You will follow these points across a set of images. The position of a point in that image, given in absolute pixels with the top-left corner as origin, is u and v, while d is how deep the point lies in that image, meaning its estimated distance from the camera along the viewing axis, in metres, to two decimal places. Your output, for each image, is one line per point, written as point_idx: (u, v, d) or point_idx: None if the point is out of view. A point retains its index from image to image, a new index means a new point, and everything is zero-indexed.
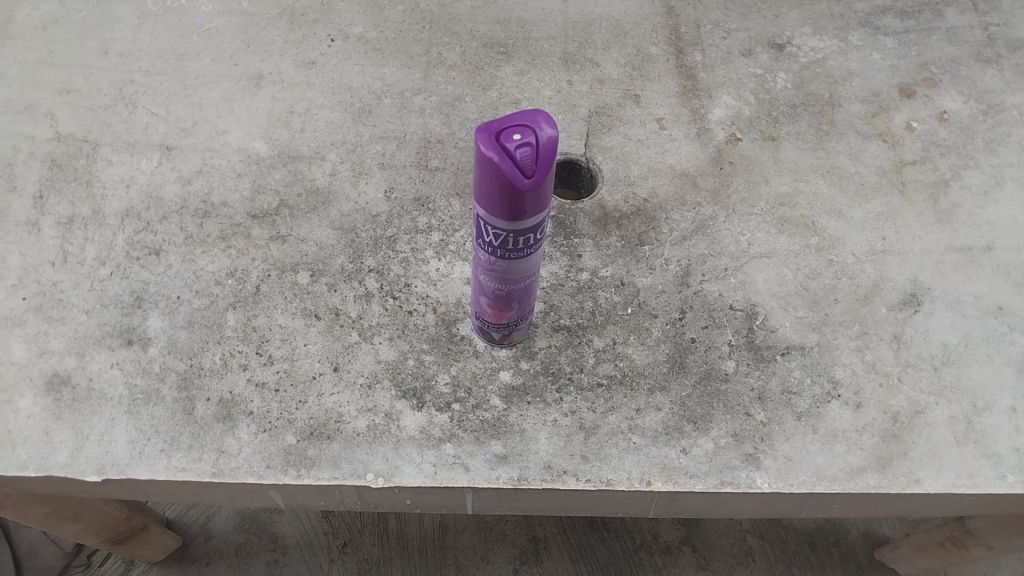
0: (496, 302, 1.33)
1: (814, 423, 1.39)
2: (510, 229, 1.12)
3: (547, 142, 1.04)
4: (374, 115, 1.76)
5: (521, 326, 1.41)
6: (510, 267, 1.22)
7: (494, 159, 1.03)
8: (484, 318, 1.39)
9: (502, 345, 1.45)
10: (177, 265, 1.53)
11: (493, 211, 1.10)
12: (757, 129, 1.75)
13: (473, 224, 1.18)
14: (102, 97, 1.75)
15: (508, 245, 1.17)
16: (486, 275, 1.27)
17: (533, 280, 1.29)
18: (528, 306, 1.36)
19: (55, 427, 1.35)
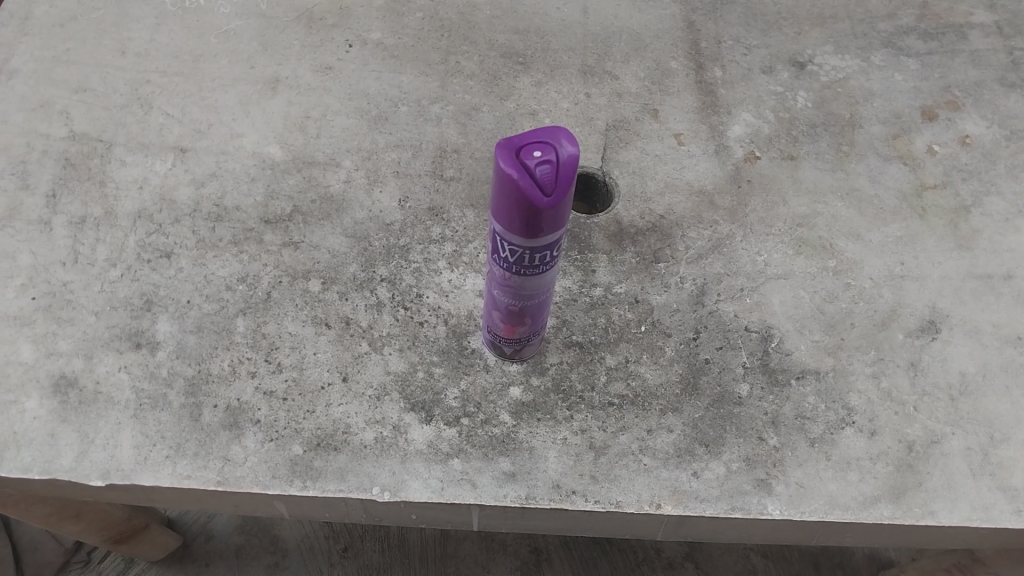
0: (509, 317, 1.31)
1: (828, 450, 1.37)
2: (527, 246, 1.11)
3: (567, 160, 1.02)
4: (390, 122, 1.74)
5: (533, 342, 1.39)
6: (524, 283, 1.20)
7: (513, 176, 1.01)
8: (496, 332, 1.37)
9: (512, 360, 1.44)
10: (187, 268, 1.52)
11: (511, 227, 1.08)
12: (776, 148, 1.73)
13: (490, 239, 1.17)
14: (117, 96, 1.74)
15: (524, 262, 1.15)
16: (500, 290, 1.25)
17: (547, 297, 1.27)
18: (541, 322, 1.34)
19: (60, 430, 1.34)
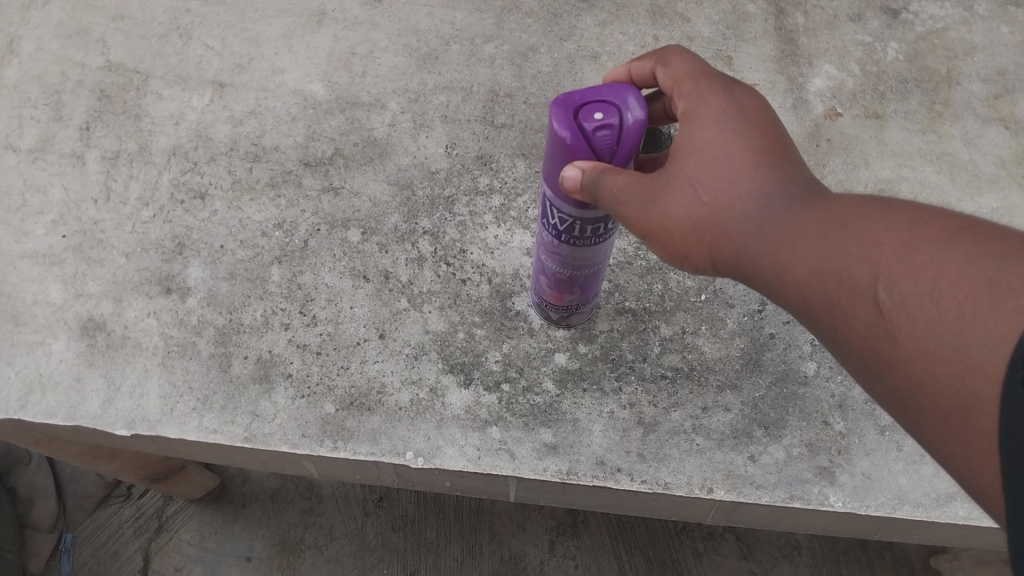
0: (557, 285, 1.21)
1: (899, 439, 1.26)
2: (581, 215, 1.00)
3: (632, 125, 0.90)
4: (440, 62, 1.63)
5: (582, 311, 1.29)
6: (575, 254, 1.10)
7: (568, 139, 0.90)
8: (542, 298, 1.28)
9: (558, 326, 1.34)
10: (222, 211, 1.44)
11: (562, 192, 0.97)
12: (861, 105, 1.57)
13: (540, 202, 1.07)
14: (156, 24, 1.65)
15: (575, 232, 1.04)
16: (549, 257, 1.15)
17: (600, 269, 1.17)
18: (591, 292, 1.24)
19: (87, 375, 1.29)
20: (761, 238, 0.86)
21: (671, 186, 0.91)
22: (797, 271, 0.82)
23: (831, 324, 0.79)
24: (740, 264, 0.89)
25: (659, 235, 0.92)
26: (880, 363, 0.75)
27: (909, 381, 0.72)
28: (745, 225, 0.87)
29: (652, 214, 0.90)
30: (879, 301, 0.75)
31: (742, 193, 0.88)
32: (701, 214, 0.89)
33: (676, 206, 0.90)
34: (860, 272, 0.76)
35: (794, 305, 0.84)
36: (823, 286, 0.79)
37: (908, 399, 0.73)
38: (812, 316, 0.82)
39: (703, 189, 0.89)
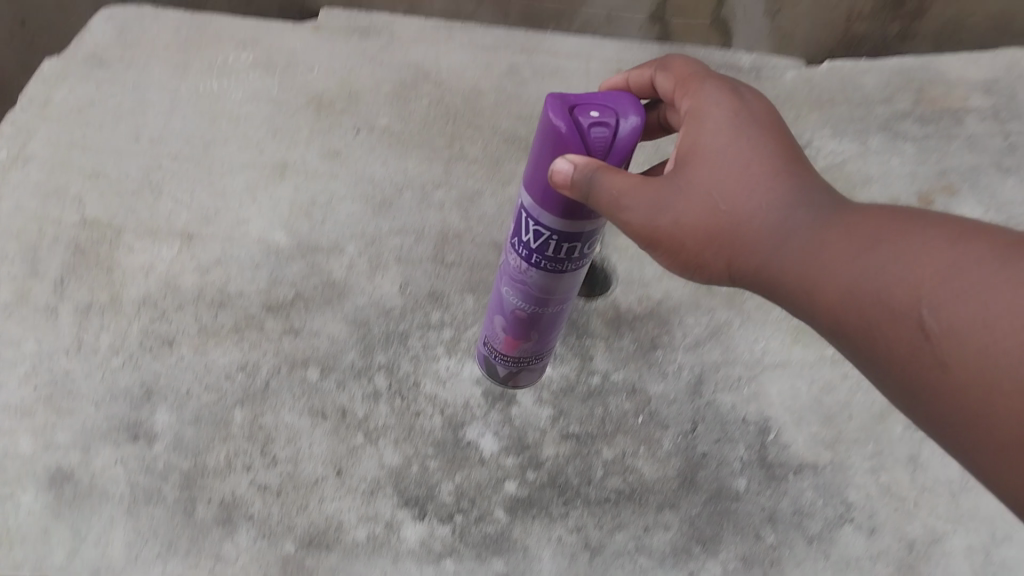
0: (515, 328, 1.34)
1: (827, 549, 1.34)
2: (555, 227, 1.13)
3: (628, 130, 1.06)
4: (393, 207, 1.78)
5: (532, 367, 1.44)
6: (545, 281, 1.22)
7: (562, 130, 1.05)
8: (495, 346, 1.42)
9: (504, 383, 1.49)
10: (188, 356, 1.54)
11: (535, 175, 1.10)
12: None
13: (516, 222, 1.19)
14: (129, 181, 1.79)
15: (548, 255, 1.17)
16: (513, 291, 1.27)
17: (563, 307, 1.30)
18: (544, 342, 1.38)
19: (54, 526, 1.34)
20: (774, 236, 1.08)
21: (688, 208, 1.09)
22: (806, 255, 1.06)
23: (855, 329, 1.01)
24: (756, 267, 1.10)
25: (671, 246, 1.11)
26: (883, 357, 0.98)
27: (926, 385, 0.95)
28: (765, 263, 1.09)
29: (666, 217, 1.09)
30: (887, 312, 0.98)
31: (756, 195, 1.09)
32: (716, 227, 1.08)
33: (697, 233, 1.09)
34: (863, 286, 1.00)
35: (799, 290, 1.07)
36: (813, 246, 1.06)
37: (906, 369, 0.96)
38: (809, 290, 1.06)
39: (711, 186, 1.09)
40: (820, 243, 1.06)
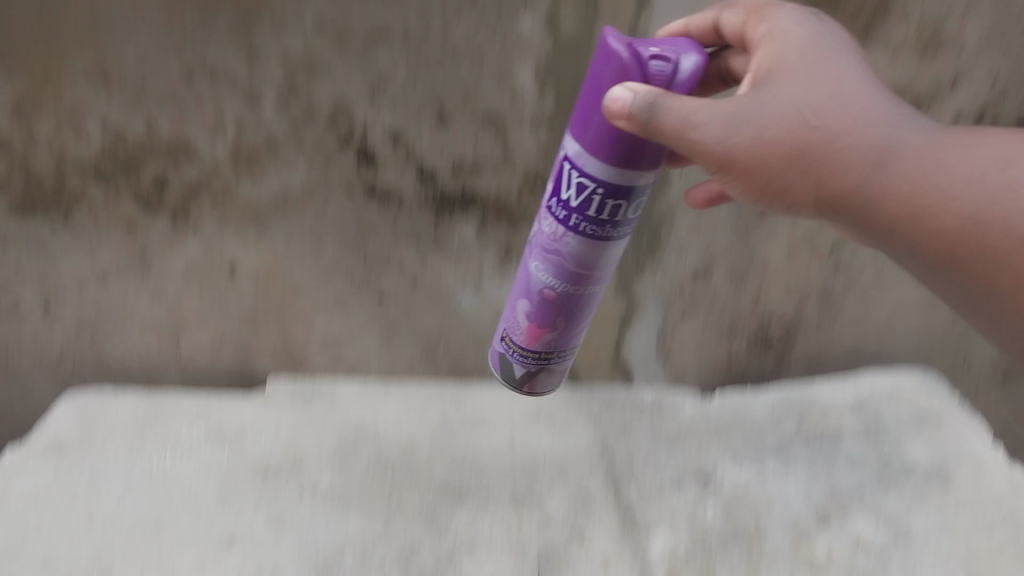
0: (544, 315, 0.87)
1: None
2: (604, 178, 0.74)
3: (688, 73, 0.70)
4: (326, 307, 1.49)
5: (555, 367, 0.93)
6: (580, 253, 0.80)
7: (616, 69, 0.70)
8: (513, 338, 0.91)
9: (519, 387, 0.96)
10: None
11: (596, 135, 0.72)
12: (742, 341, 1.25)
13: (553, 174, 0.79)
14: None
15: (592, 216, 0.77)
16: (546, 257, 0.82)
17: (595, 291, 0.86)
18: (576, 337, 0.91)
19: None
20: (882, 159, 0.70)
21: (846, 128, 0.70)
22: (918, 184, 0.70)
23: (933, 247, 0.71)
24: (860, 213, 0.73)
25: (752, 172, 0.71)
26: (954, 274, 0.71)
27: (980, 291, 0.71)
28: (860, 186, 0.71)
29: (768, 128, 0.70)
30: (965, 220, 0.69)
31: (865, 108, 0.71)
32: (806, 141, 0.70)
33: (838, 165, 0.71)
34: (966, 197, 0.69)
35: (906, 233, 0.72)
36: (924, 174, 0.70)
37: (980, 288, 0.70)
38: (909, 236, 0.72)
39: (823, 98, 0.70)
40: (951, 172, 0.70)
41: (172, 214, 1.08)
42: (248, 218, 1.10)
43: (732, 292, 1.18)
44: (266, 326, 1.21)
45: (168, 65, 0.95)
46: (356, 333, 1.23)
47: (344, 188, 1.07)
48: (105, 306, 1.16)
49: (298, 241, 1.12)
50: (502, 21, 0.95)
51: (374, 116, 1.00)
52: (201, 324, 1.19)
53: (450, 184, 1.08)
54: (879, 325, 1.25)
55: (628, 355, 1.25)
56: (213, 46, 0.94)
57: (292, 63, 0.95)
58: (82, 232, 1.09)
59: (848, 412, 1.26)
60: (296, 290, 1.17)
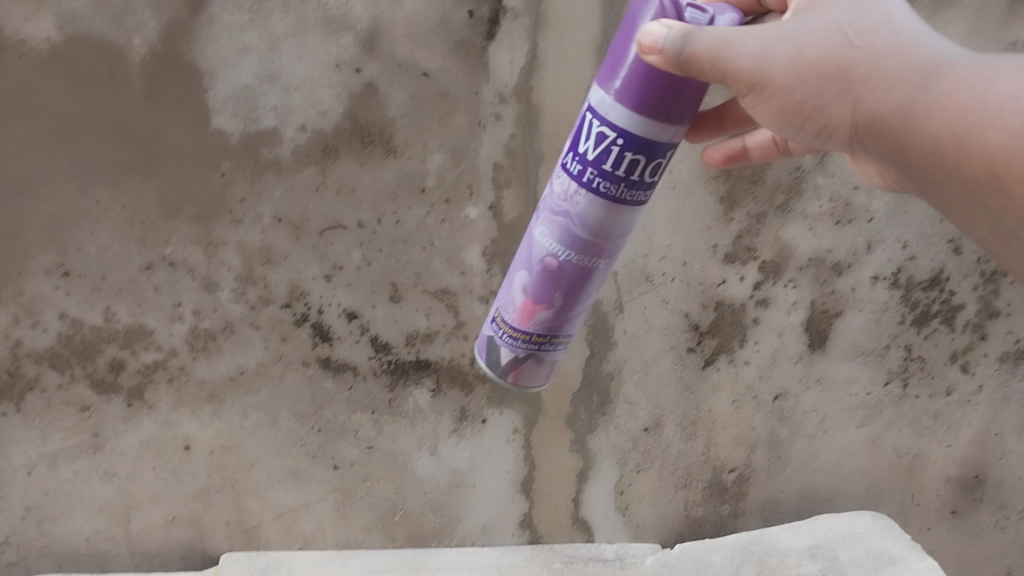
0: (541, 289, 0.73)
1: None
2: (629, 129, 0.63)
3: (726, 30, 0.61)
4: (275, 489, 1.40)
5: (542, 357, 0.78)
6: (590, 216, 0.67)
7: (649, 19, 0.61)
8: (502, 317, 0.77)
9: (503, 377, 0.80)
10: None
11: (628, 80, 0.62)
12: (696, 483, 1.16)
13: (571, 128, 0.67)
14: None
15: (608, 171, 0.65)
16: (550, 219, 0.70)
17: (602, 268, 0.72)
18: (576, 308, 0.75)
19: None
20: (929, 79, 0.55)
21: (888, 51, 0.57)
22: (965, 111, 0.53)
23: (974, 172, 0.53)
24: (896, 135, 0.57)
25: (786, 92, 0.59)
26: (990, 196, 0.54)
27: (1015, 214, 0.53)
28: (906, 103, 0.56)
29: (808, 48, 0.58)
30: (1006, 145, 0.51)
31: (914, 27, 0.58)
32: (850, 67, 0.57)
33: (877, 83, 0.57)
34: (1013, 114, 0.51)
35: (946, 160, 0.55)
36: (969, 97, 0.53)
37: (1014, 214, 0.53)
38: (945, 167, 0.55)
39: (870, 21, 0.58)
40: (996, 87, 0.53)
41: (127, 398, 1.08)
42: (205, 399, 1.09)
43: (684, 444, 1.15)
44: (220, 500, 1.12)
45: (129, 259, 1.03)
46: (311, 506, 1.13)
47: (300, 364, 1.08)
48: (55, 488, 1.10)
49: (252, 418, 1.10)
50: (452, 191, 1.04)
51: (328, 296, 1.06)
52: (154, 503, 1.11)
53: (404, 353, 1.09)
54: (827, 467, 1.18)
55: (587, 513, 1.18)
56: (175, 241, 1.03)
57: (250, 254, 1.04)
58: (38, 421, 1.08)
59: (803, 548, 1.12)
60: (251, 464, 1.11)
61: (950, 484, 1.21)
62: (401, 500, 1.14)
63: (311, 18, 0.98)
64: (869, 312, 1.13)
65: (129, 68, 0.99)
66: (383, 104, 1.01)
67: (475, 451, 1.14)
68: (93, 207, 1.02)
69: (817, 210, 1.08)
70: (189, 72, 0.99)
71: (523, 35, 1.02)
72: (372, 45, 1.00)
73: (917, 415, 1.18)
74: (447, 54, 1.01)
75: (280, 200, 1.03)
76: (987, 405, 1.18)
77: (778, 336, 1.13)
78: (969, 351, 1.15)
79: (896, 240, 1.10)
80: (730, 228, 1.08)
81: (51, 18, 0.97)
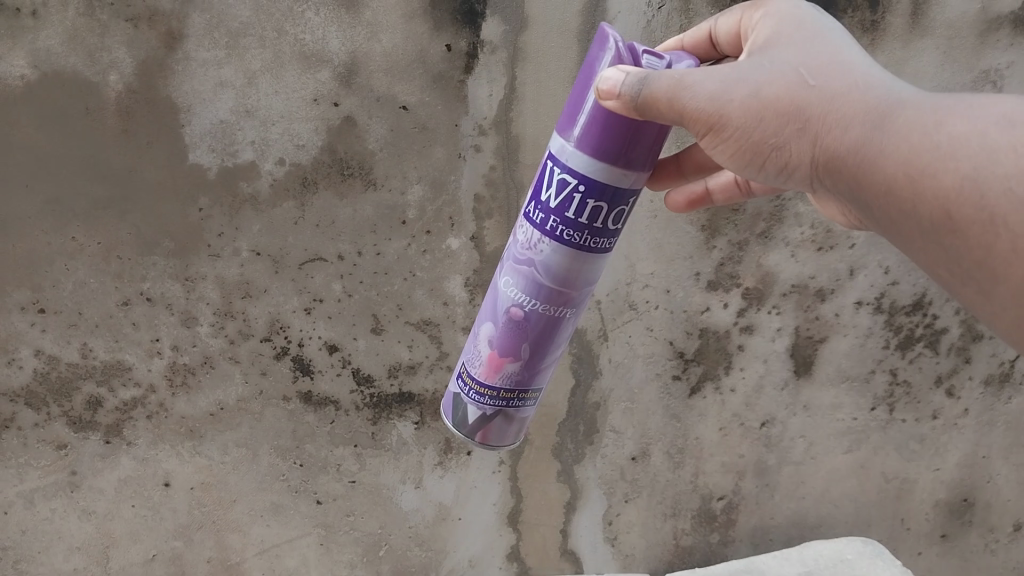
0: (507, 341, 0.72)
1: None
2: (589, 175, 0.61)
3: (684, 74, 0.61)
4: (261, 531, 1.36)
5: (511, 413, 0.77)
6: (554, 265, 0.66)
7: (606, 62, 0.60)
8: (470, 372, 0.76)
9: (470, 436, 0.79)
10: None
11: (586, 127, 0.61)
12: (683, 511, 1.15)
13: (534, 177, 0.67)
14: None
15: (570, 219, 0.64)
16: (515, 270, 0.69)
17: (570, 317, 0.71)
18: (544, 358, 0.73)
19: None
20: (885, 117, 0.54)
21: (843, 90, 0.56)
22: (919, 150, 0.51)
23: (930, 213, 0.50)
24: (853, 174, 0.55)
25: (744, 130, 0.58)
26: (948, 238, 0.50)
27: (974, 257, 0.49)
28: (863, 142, 0.54)
29: (764, 87, 0.57)
30: (960, 186, 0.48)
31: (873, 71, 0.57)
32: (807, 107, 0.56)
33: (835, 121, 0.55)
34: (964, 156, 0.48)
35: (903, 199, 0.52)
36: (923, 137, 0.51)
37: (973, 258, 0.49)
38: (903, 209, 0.52)
39: (827, 63, 0.58)
40: (950, 127, 0.50)
41: (105, 435, 1.07)
42: (184, 435, 1.07)
43: (672, 473, 1.14)
44: (202, 537, 1.10)
45: (106, 294, 1.03)
46: (295, 541, 1.11)
47: (281, 399, 1.07)
48: (33, 527, 1.08)
49: (233, 454, 1.08)
50: (430, 222, 1.04)
51: (309, 328, 1.05)
52: (133, 542, 1.09)
53: (387, 386, 1.08)
54: (815, 492, 1.16)
55: (576, 544, 1.16)
56: (152, 276, 1.03)
57: (228, 288, 1.04)
58: (16, 459, 1.07)
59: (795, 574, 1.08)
60: (232, 500, 1.09)
61: (939, 508, 1.18)
62: (386, 534, 1.12)
63: (287, 53, 0.98)
64: (854, 338, 1.12)
65: (104, 103, 0.99)
66: (362, 137, 1.01)
67: (461, 483, 1.12)
68: (68, 243, 1.01)
69: (799, 237, 1.08)
70: (164, 106, 0.99)
71: (502, 68, 1.02)
72: (350, 79, 0.99)
73: (903, 440, 1.16)
74: (425, 87, 1.01)
75: (258, 233, 1.02)
76: (974, 428, 1.16)
77: (763, 363, 1.12)
78: (954, 375, 1.14)
79: (878, 265, 1.10)
80: (712, 256, 1.08)
81: (25, 55, 0.97)
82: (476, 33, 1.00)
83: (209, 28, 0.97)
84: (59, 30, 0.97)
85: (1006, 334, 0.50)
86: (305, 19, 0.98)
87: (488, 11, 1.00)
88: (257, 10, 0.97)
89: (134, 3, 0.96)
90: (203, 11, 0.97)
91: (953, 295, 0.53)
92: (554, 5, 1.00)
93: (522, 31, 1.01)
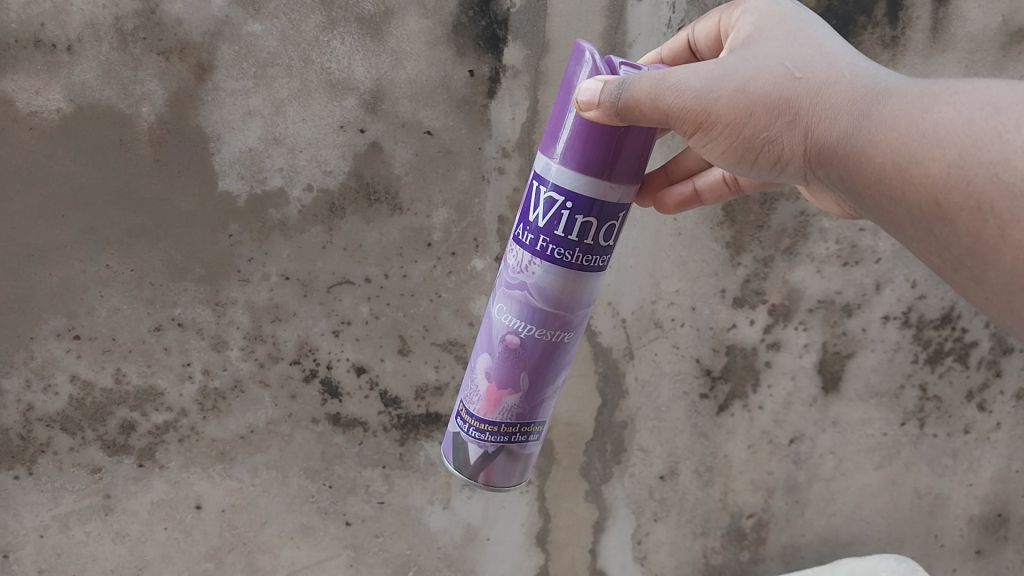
0: (505, 372, 0.74)
1: None
2: (576, 191, 0.64)
3: None
4: None
5: (514, 450, 0.77)
6: (548, 286, 0.68)
7: (585, 76, 0.64)
8: (469, 410, 0.77)
9: (473, 477, 0.79)
10: None
11: (570, 143, 0.64)
12: (712, 529, 1.13)
13: (520, 203, 0.69)
14: None
15: (561, 236, 0.66)
16: (508, 295, 0.71)
17: (567, 341, 0.73)
18: (542, 389, 0.75)
19: None
20: (868, 109, 0.58)
21: (827, 82, 0.60)
22: (907, 139, 0.55)
23: (920, 201, 0.54)
24: (844, 164, 0.60)
25: (734, 126, 0.62)
26: (939, 225, 0.54)
27: (963, 242, 0.53)
28: (850, 133, 0.59)
29: (752, 82, 0.61)
30: (946, 174, 0.53)
31: (853, 63, 0.62)
32: (795, 101, 0.61)
33: (822, 114, 0.60)
34: (951, 144, 0.53)
35: (892, 188, 0.56)
36: (909, 126, 0.55)
37: (962, 242, 0.53)
38: (893, 195, 0.56)
39: (809, 56, 0.62)
40: (935, 115, 0.54)
41: (138, 459, 1.08)
42: (215, 458, 1.08)
43: (701, 491, 1.13)
44: (232, 559, 1.10)
45: (139, 320, 1.05)
46: (325, 562, 1.11)
47: (310, 421, 1.08)
48: (68, 551, 1.09)
49: (263, 476, 1.09)
50: (455, 244, 1.05)
51: (337, 350, 1.07)
52: (166, 564, 1.09)
53: (414, 407, 1.08)
54: (846, 509, 1.14)
55: (605, 564, 1.15)
56: (183, 301, 1.05)
57: (258, 312, 1.05)
58: (51, 484, 1.08)
59: None
60: (263, 522, 1.10)
61: (973, 523, 1.16)
62: (416, 555, 1.12)
63: (314, 82, 1.01)
64: (882, 353, 1.11)
65: (138, 134, 1.01)
66: (387, 162, 1.03)
67: (489, 503, 1.12)
68: (102, 271, 1.04)
69: (824, 252, 1.09)
70: (195, 136, 1.01)
71: (524, 92, 1.03)
72: (375, 106, 1.01)
73: (935, 454, 1.14)
74: (450, 112, 1.02)
75: (287, 258, 1.04)
76: (1006, 443, 1.14)
77: (791, 380, 1.12)
78: (985, 389, 1.13)
79: (905, 279, 1.10)
80: (737, 273, 1.09)
81: (60, 88, 1.00)
82: (497, 58, 1.02)
83: (237, 59, 1.00)
84: (93, 64, 0.99)
85: (996, 314, 0.55)
86: (330, 48, 1.00)
87: (510, 37, 1.02)
88: (284, 40, 1.00)
89: (166, 37, 0.99)
90: (231, 43, 1.00)
91: (943, 274, 0.58)
92: (575, 30, 1.01)
93: (543, 56, 1.02)
